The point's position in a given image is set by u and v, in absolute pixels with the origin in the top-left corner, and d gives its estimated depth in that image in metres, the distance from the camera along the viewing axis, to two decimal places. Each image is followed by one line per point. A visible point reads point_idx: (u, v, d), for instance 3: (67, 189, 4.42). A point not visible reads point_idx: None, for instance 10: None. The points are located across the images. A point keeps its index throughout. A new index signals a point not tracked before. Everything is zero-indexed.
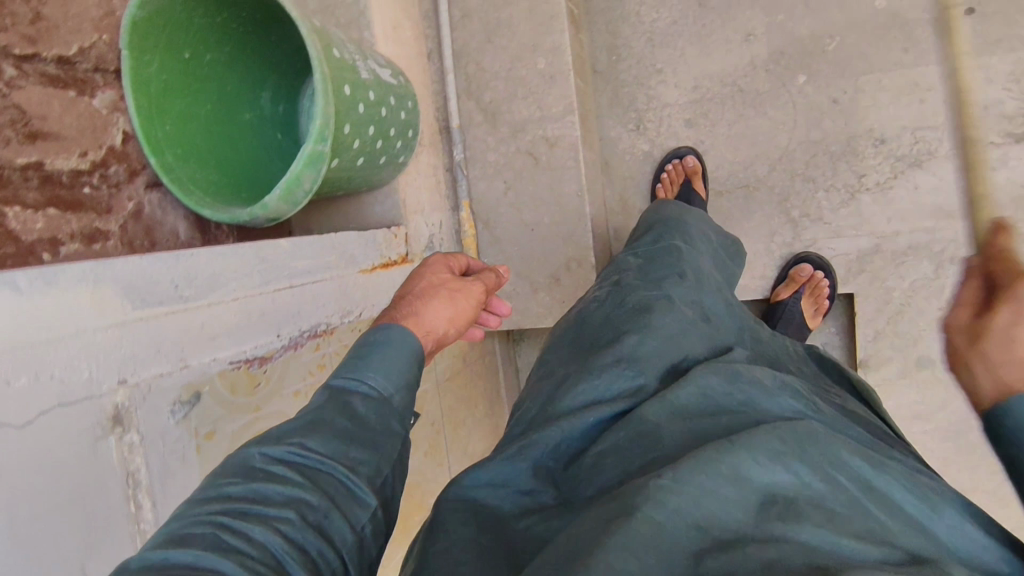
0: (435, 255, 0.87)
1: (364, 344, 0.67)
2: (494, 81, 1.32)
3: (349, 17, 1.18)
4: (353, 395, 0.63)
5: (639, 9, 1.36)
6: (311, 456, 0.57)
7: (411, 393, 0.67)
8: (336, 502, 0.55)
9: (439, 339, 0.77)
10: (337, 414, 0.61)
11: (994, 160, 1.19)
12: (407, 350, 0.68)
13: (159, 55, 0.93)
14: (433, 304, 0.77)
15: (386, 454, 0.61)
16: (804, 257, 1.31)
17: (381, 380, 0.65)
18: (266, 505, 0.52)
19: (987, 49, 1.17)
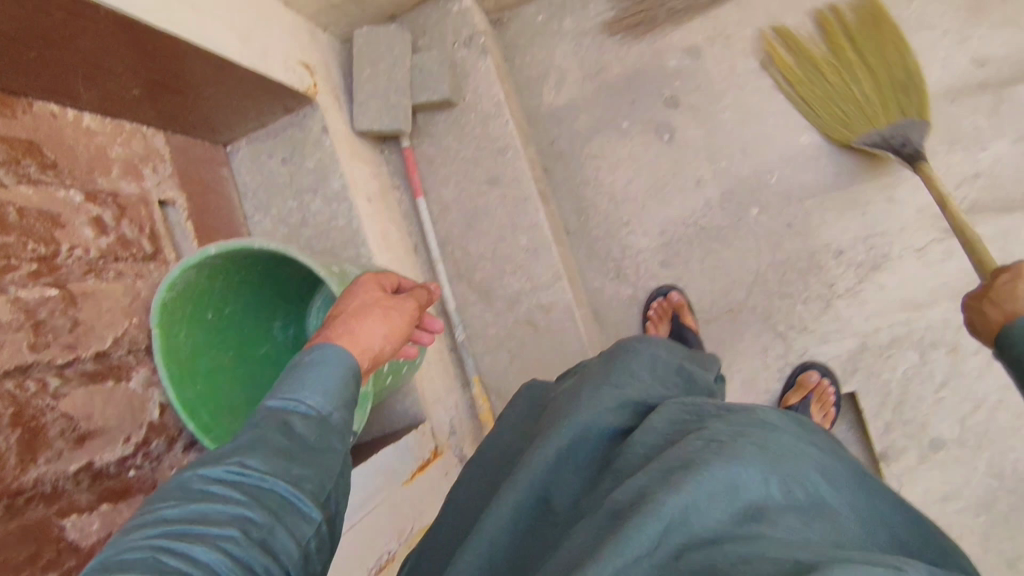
0: (364, 275, 0.87)
1: (302, 366, 0.67)
2: (482, 263, 1.42)
3: (344, 237, 1.26)
4: (293, 414, 0.64)
5: (598, 174, 1.52)
6: (255, 473, 0.58)
7: (350, 410, 0.68)
8: (280, 516, 0.57)
9: (375, 356, 0.78)
10: (277, 431, 0.62)
11: (942, 253, 1.34)
12: (343, 371, 0.68)
13: (186, 323, 0.96)
14: (367, 321, 0.78)
15: (328, 471, 0.63)
16: (811, 364, 1.38)
17: (320, 399, 0.66)
18: (208, 525, 0.53)
19: (905, 162, 1.35)
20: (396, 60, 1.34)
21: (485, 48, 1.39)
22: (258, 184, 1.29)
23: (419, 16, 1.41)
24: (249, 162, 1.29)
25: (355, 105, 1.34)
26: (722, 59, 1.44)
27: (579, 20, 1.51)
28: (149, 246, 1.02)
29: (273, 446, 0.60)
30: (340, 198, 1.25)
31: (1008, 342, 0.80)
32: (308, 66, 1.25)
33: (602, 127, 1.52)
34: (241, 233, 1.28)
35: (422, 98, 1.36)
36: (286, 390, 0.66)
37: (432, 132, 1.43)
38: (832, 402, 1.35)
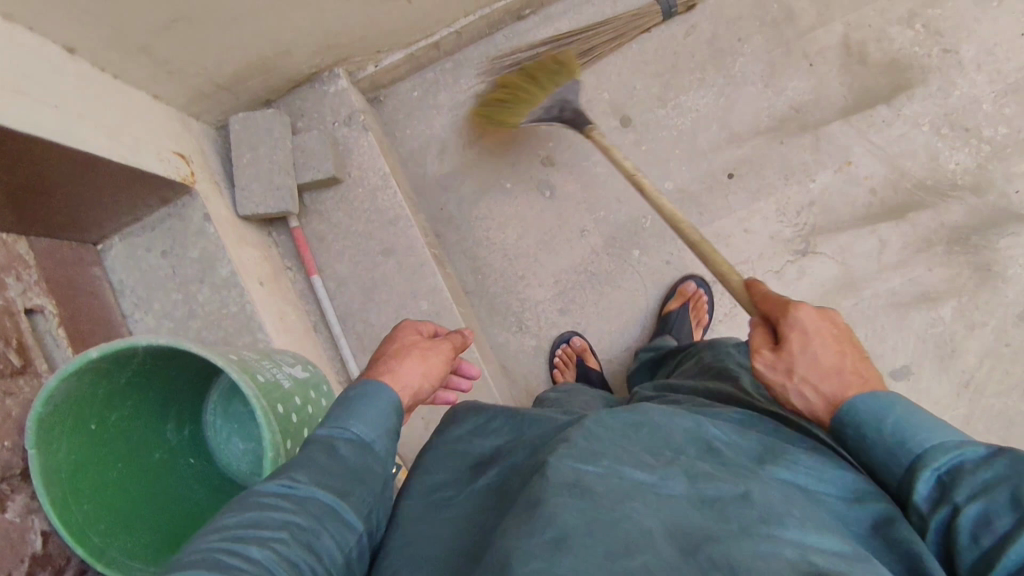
0: (405, 323, 1.01)
1: (348, 399, 0.82)
2: (385, 332, 1.41)
3: (238, 324, 1.22)
4: (338, 441, 0.78)
5: (488, 234, 1.58)
6: (301, 488, 0.72)
7: (389, 440, 0.81)
8: (324, 524, 0.70)
9: (415, 393, 0.90)
10: (321, 454, 0.76)
11: (798, 272, 1.51)
12: (388, 403, 0.83)
13: (65, 438, 0.88)
14: (406, 361, 0.91)
15: (370, 489, 0.77)
16: (690, 275, 1.53)
17: (362, 428, 0.79)
18: (259, 529, 0.67)
19: (755, 197, 1.53)
20: (276, 143, 1.34)
21: (365, 126, 1.43)
22: (136, 281, 1.22)
23: (295, 99, 1.44)
24: (124, 259, 1.23)
25: (237, 190, 1.32)
26: (585, 120, 1.58)
27: (452, 93, 1.60)
28: (17, 359, 0.93)
29: (319, 467, 0.74)
30: (229, 285, 1.22)
31: (838, 425, 0.80)
32: (183, 156, 1.22)
33: (486, 189, 1.59)
34: (122, 333, 1.20)
35: (306, 177, 1.37)
36: (334, 420, 0.80)
37: (320, 210, 1.43)
38: (705, 309, 1.50)
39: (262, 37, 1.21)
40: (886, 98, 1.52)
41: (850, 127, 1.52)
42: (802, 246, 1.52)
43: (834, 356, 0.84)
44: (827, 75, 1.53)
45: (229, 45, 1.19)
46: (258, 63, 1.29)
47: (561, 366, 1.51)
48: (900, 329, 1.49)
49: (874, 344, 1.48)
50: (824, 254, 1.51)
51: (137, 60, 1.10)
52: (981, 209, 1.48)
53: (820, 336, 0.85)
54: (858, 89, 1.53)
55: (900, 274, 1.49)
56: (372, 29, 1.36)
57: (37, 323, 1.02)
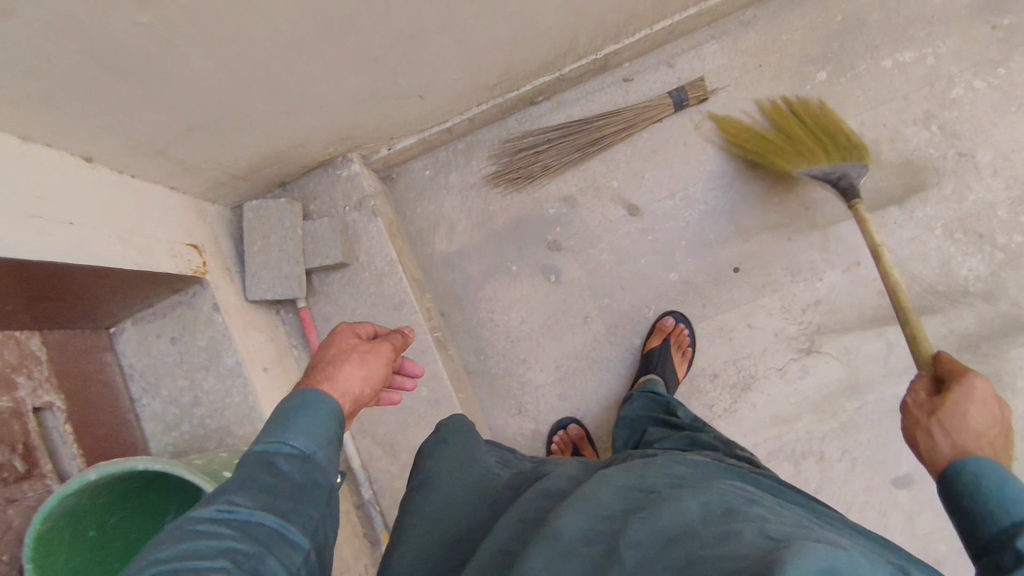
0: (341, 325, 0.99)
1: (283, 411, 0.79)
2: (384, 416, 1.44)
3: (239, 414, 1.24)
4: (275, 455, 0.75)
5: (493, 315, 1.60)
6: (241, 512, 0.69)
7: (331, 448, 0.80)
8: (269, 546, 0.68)
9: (356, 397, 0.88)
10: (261, 474, 0.73)
11: (800, 371, 1.51)
12: (328, 414, 0.80)
13: (65, 548, 0.91)
14: (344, 366, 0.88)
15: (315, 505, 0.75)
16: (670, 312, 1.54)
17: (301, 441, 0.77)
18: (200, 559, 0.63)
19: (760, 292, 1.53)
20: (287, 232, 1.39)
21: (375, 212, 1.46)
22: (145, 365, 1.26)
23: (309, 181, 1.47)
24: (136, 343, 1.27)
25: (247, 275, 1.37)
26: (593, 207, 1.59)
27: (465, 174, 1.63)
28: (22, 465, 0.98)
29: (258, 485, 0.72)
30: (233, 374, 1.25)
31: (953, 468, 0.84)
32: (196, 248, 1.26)
33: (493, 271, 1.61)
34: (128, 417, 1.24)
35: (315, 262, 1.41)
36: (269, 436, 0.77)
37: (328, 291, 1.46)
38: (687, 343, 1.50)
39: (275, 136, 1.24)
40: (899, 199, 1.50)
41: (860, 227, 1.51)
42: (807, 344, 1.51)
43: (984, 425, 0.86)
44: None
45: (244, 145, 1.22)
46: (273, 156, 1.32)
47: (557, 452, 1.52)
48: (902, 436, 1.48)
49: (876, 450, 1.48)
50: (828, 353, 1.50)
51: (154, 161, 1.13)
52: (992, 318, 1.45)
53: (985, 402, 0.89)
54: (871, 189, 1.51)
55: (906, 379, 1.48)
56: (385, 122, 1.38)
57: (45, 420, 1.06)
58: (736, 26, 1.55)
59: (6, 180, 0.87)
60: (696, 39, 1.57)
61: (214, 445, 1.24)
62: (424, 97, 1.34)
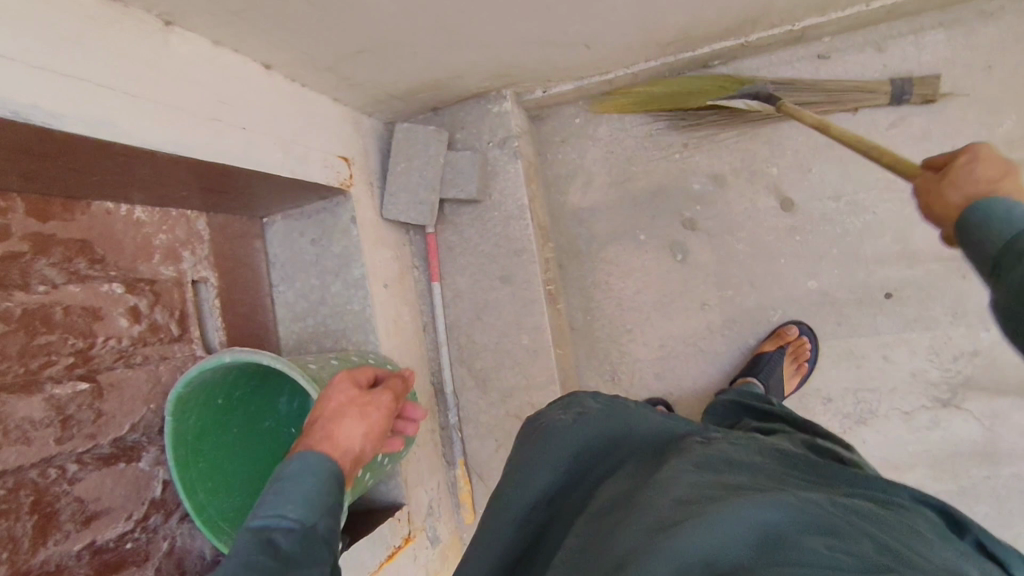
0: (340, 372, 0.99)
1: (276, 482, 0.76)
2: (483, 352, 1.50)
3: (356, 322, 1.35)
4: (274, 531, 0.72)
5: (609, 280, 1.57)
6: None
7: (331, 515, 0.77)
8: None
9: (358, 454, 0.89)
10: (260, 557, 0.68)
11: (929, 420, 1.37)
12: (323, 480, 0.78)
13: (197, 408, 1.05)
14: (345, 422, 0.89)
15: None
16: (797, 321, 1.42)
17: (300, 511, 0.74)
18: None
19: (908, 326, 1.37)
20: (429, 159, 1.42)
21: (517, 153, 1.45)
22: (286, 257, 1.38)
23: (460, 110, 1.48)
24: (283, 236, 1.38)
25: (386, 192, 1.43)
26: (743, 191, 1.48)
27: (615, 128, 1.56)
28: (176, 329, 1.13)
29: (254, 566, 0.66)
30: (357, 284, 1.34)
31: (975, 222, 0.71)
32: (347, 160, 1.33)
33: (621, 235, 1.57)
34: (265, 300, 1.38)
35: (450, 193, 1.45)
36: (267, 508, 0.74)
37: (456, 222, 1.50)
38: (806, 356, 1.39)
39: (438, 65, 1.25)
40: None
41: None
42: (946, 394, 1.36)
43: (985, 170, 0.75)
44: None
45: (405, 69, 1.24)
46: (432, 82, 1.34)
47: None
48: None
49: (993, 525, 1.34)
50: (967, 410, 1.35)
51: (324, 75, 1.19)
52: None
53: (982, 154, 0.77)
54: None
55: None
56: (545, 66, 1.34)
57: (200, 292, 1.21)
58: (976, 14, 1.33)
59: (195, 81, 0.95)
60: (920, 23, 1.36)
61: (331, 343, 1.36)
62: (590, 47, 1.28)
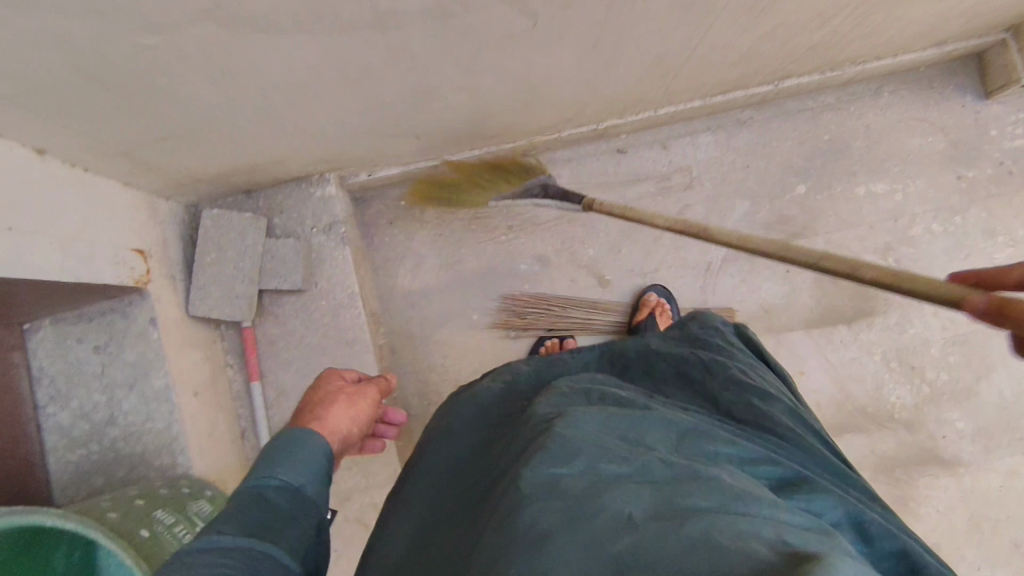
0: (330, 369, 1.03)
1: (274, 449, 0.81)
2: None
3: (158, 443, 1.14)
4: (265, 488, 0.77)
5: (444, 361, 1.55)
6: (227, 539, 0.69)
7: (321, 482, 0.82)
8: (258, 569, 0.68)
9: (344, 438, 0.92)
10: (251, 505, 0.75)
11: None
12: (312, 451, 0.82)
13: None
14: (335, 408, 0.93)
15: (301, 532, 0.76)
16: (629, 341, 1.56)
17: (291, 473, 0.79)
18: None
19: None
20: (245, 249, 1.29)
21: (344, 238, 1.38)
22: (59, 371, 1.13)
23: (277, 193, 1.37)
24: (53, 345, 1.13)
25: (192, 286, 1.25)
26: (565, 270, 1.58)
27: (441, 210, 1.57)
28: None
29: (245, 517, 0.72)
30: (160, 398, 1.14)
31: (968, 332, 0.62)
32: (142, 253, 1.14)
33: (453, 316, 1.56)
34: (29, 428, 1.10)
35: (270, 283, 1.32)
36: (259, 471, 0.79)
37: (277, 314, 1.37)
38: None
39: (258, 151, 1.15)
40: (848, 320, 1.58)
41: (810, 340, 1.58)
42: None
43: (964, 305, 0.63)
44: (800, 284, 1.59)
45: (219, 154, 1.12)
46: (248, 167, 1.22)
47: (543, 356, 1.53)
48: None
49: None
50: None
51: (114, 161, 1.02)
52: (910, 446, 1.55)
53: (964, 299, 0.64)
54: (825, 306, 1.58)
55: None
56: (373, 153, 1.31)
57: None
58: (734, 122, 1.61)
59: None
60: (694, 126, 1.61)
61: (125, 471, 1.13)
62: (419, 137, 1.29)
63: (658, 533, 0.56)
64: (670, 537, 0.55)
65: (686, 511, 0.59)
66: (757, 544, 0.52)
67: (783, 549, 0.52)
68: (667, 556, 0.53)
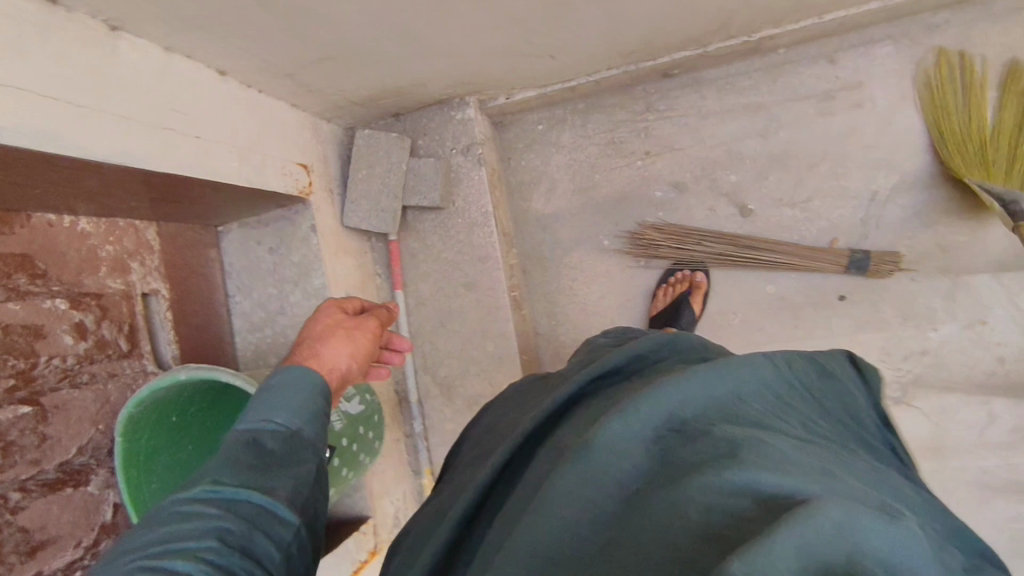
0: (328, 300, 1.03)
1: (266, 388, 0.80)
2: (448, 359, 1.48)
3: None
4: (263, 432, 0.76)
5: (573, 285, 1.58)
6: (225, 489, 0.68)
7: (319, 420, 0.80)
8: (255, 523, 0.67)
9: (342, 373, 0.92)
10: (248, 450, 0.74)
11: None
12: (310, 387, 0.81)
13: (150, 426, 1.01)
14: (330, 343, 0.93)
15: (300, 476, 0.74)
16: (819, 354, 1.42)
17: (287, 417, 0.78)
18: (185, 541, 0.63)
19: (861, 328, 1.42)
20: (391, 166, 1.40)
21: (480, 160, 1.44)
22: (242, 266, 1.34)
23: (422, 116, 1.46)
24: (237, 244, 1.34)
25: (347, 200, 1.40)
26: (704, 198, 1.50)
27: (577, 135, 1.56)
28: (125, 344, 1.07)
29: (244, 464, 0.72)
30: (318, 295, 1.31)
31: None
32: (306, 167, 1.29)
33: (585, 241, 1.57)
34: (220, 311, 1.34)
35: (412, 200, 1.43)
36: (255, 414, 0.78)
37: (418, 230, 1.48)
38: None
39: (401, 73, 1.23)
40: None
41: (998, 285, 1.35)
42: (898, 394, 1.41)
43: None
44: (992, 220, 1.35)
45: (367, 76, 1.21)
46: (394, 90, 1.31)
47: (671, 287, 1.50)
48: (974, 512, 1.38)
49: None
50: (918, 408, 1.40)
51: (280, 81, 1.15)
52: None
53: None
54: None
55: (1000, 456, 1.36)
56: (508, 74, 1.34)
57: (150, 305, 1.16)
58: (923, 29, 1.38)
59: (143, 88, 0.91)
60: (870, 35, 1.40)
61: None
62: (554, 57, 1.28)
63: (659, 502, 0.55)
64: (666, 506, 0.53)
65: (693, 467, 0.57)
66: (751, 501, 0.51)
67: (779, 506, 0.49)
68: (665, 521, 0.52)
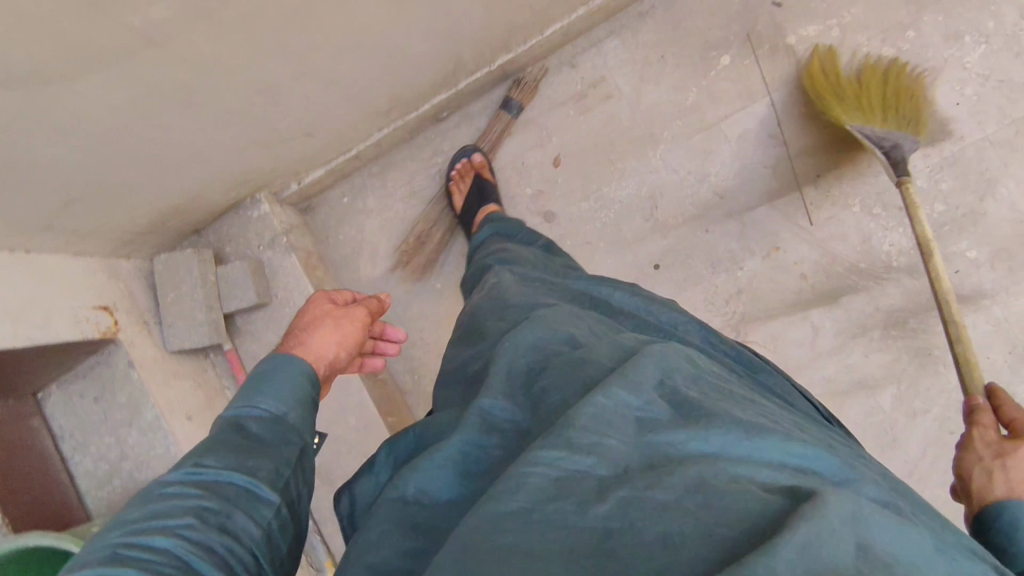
0: (318, 293, 1.09)
1: (257, 377, 0.85)
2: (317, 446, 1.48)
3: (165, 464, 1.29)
4: (247, 418, 0.80)
5: (422, 335, 1.62)
6: (210, 471, 0.72)
7: (304, 409, 0.84)
8: (236, 503, 0.70)
9: (330, 360, 0.97)
10: (231, 436, 0.77)
11: None
12: (297, 377, 0.86)
13: None
14: (317, 333, 0.98)
15: (283, 459, 0.77)
16: None
17: (272, 403, 0.82)
18: (168, 518, 0.66)
19: (683, 287, 1.52)
20: (198, 281, 1.42)
21: (288, 247, 1.49)
22: (73, 425, 1.32)
23: (222, 225, 1.50)
24: (63, 405, 1.32)
25: (165, 327, 1.40)
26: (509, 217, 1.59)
27: (381, 197, 1.63)
28: None
29: (231, 449, 0.75)
30: (154, 428, 1.29)
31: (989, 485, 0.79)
32: (107, 308, 1.29)
33: (419, 291, 1.63)
34: (62, 477, 1.30)
35: (232, 305, 1.45)
36: (241, 401, 0.82)
37: (252, 331, 1.50)
38: None
39: (169, 191, 1.27)
40: (814, 180, 1.47)
41: (777, 212, 1.48)
42: (733, 335, 1.51)
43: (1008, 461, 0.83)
44: (751, 158, 1.49)
45: (131, 206, 1.24)
46: (174, 209, 1.35)
47: None
48: (835, 417, 1.47)
49: None
50: (754, 343, 1.50)
51: (43, 236, 1.16)
52: (920, 292, 1.43)
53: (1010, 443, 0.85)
54: (785, 172, 1.48)
55: (835, 361, 1.47)
56: (280, 162, 1.41)
57: None
58: (636, 17, 1.54)
59: None
60: (595, 37, 1.56)
61: None
62: (312, 134, 1.37)
63: (648, 481, 0.54)
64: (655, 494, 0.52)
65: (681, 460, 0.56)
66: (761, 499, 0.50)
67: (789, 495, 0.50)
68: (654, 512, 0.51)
